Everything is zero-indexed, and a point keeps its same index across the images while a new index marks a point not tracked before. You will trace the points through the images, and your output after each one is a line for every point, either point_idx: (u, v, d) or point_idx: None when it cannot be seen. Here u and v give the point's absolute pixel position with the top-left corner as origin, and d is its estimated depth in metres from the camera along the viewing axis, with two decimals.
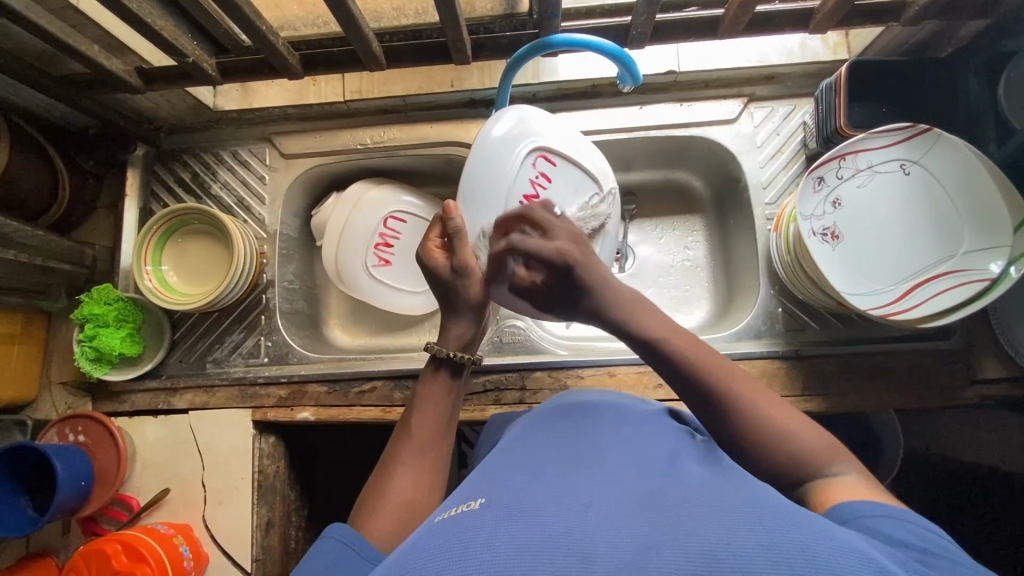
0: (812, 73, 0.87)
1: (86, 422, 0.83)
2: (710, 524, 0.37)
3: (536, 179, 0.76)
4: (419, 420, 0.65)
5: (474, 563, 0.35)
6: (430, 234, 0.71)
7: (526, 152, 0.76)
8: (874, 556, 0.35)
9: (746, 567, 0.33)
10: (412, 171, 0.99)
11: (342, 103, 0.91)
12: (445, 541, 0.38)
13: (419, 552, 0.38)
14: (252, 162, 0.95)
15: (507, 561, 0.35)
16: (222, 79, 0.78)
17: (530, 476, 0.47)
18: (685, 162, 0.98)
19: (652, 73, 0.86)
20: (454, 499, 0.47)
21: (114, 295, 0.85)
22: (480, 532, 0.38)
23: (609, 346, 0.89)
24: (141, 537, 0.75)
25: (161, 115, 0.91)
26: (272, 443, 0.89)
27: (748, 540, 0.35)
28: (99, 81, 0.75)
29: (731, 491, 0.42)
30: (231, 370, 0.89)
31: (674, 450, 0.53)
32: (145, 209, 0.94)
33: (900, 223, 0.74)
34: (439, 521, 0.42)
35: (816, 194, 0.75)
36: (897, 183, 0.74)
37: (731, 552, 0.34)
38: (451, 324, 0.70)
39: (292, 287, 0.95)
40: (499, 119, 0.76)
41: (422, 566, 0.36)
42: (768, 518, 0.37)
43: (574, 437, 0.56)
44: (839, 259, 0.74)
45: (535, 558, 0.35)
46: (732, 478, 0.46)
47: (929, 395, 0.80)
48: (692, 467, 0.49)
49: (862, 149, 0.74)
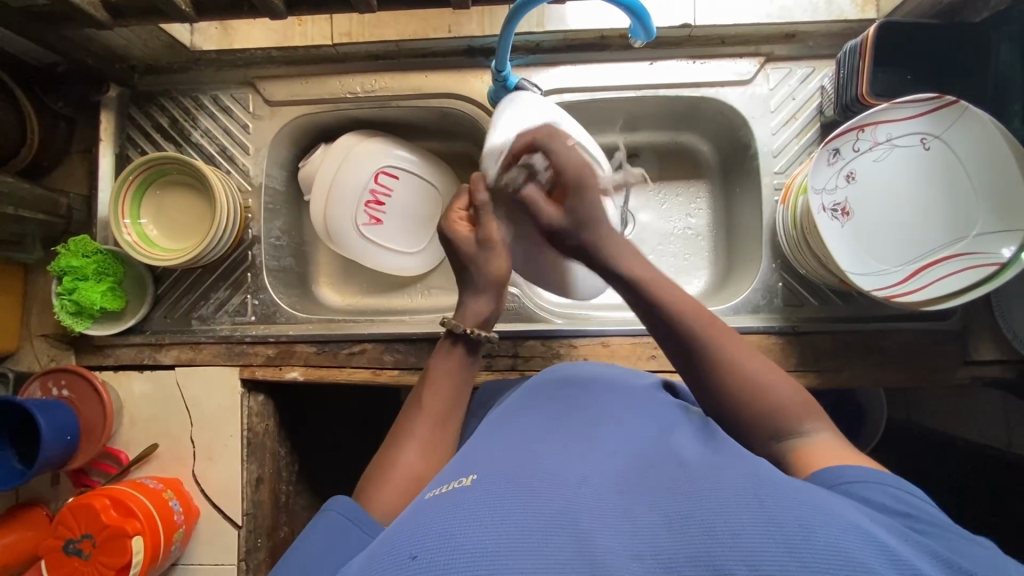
0: (836, 32, 0.82)
1: (69, 376, 0.81)
2: (709, 503, 0.36)
3: (539, 161, 0.75)
4: (431, 395, 0.64)
5: (466, 545, 0.34)
6: (455, 205, 0.74)
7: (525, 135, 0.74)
8: (878, 536, 0.34)
9: (745, 546, 0.32)
10: (405, 124, 0.94)
11: (329, 47, 0.85)
12: (436, 519, 0.37)
13: (406, 533, 0.37)
14: (235, 109, 0.89)
15: (500, 542, 0.34)
16: (198, 17, 0.70)
17: (522, 453, 0.46)
18: (693, 124, 0.93)
19: (665, 26, 0.80)
20: (445, 477, 0.46)
21: (92, 247, 0.81)
22: (469, 512, 0.37)
23: (605, 316, 0.87)
24: (130, 493, 0.75)
25: (134, 53, 0.84)
26: (261, 401, 0.88)
27: (752, 518, 0.34)
28: (62, 13, 0.68)
29: (729, 468, 0.41)
30: (217, 328, 0.87)
31: (669, 425, 0.52)
32: (122, 155, 0.89)
33: (911, 201, 0.71)
34: (432, 498, 0.41)
35: (827, 168, 0.72)
36: (915, 159, 0.71)
37: (731, 532, 0.33)
38: (467, 298, 0.70)
39: (279, 243, 0.92)
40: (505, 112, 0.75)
41: (409, 549, 0.35)
42: (772, 495, 0.36)
43: (563, 413, 0.55)
44: (846, 236, 0.71)
45: (526, 539, 0.34)
46: (728, 454, 0.45)
47: (922, 374, 0.80)
48: (688, 441, 0.48)
49: (882, 119, 0.70)
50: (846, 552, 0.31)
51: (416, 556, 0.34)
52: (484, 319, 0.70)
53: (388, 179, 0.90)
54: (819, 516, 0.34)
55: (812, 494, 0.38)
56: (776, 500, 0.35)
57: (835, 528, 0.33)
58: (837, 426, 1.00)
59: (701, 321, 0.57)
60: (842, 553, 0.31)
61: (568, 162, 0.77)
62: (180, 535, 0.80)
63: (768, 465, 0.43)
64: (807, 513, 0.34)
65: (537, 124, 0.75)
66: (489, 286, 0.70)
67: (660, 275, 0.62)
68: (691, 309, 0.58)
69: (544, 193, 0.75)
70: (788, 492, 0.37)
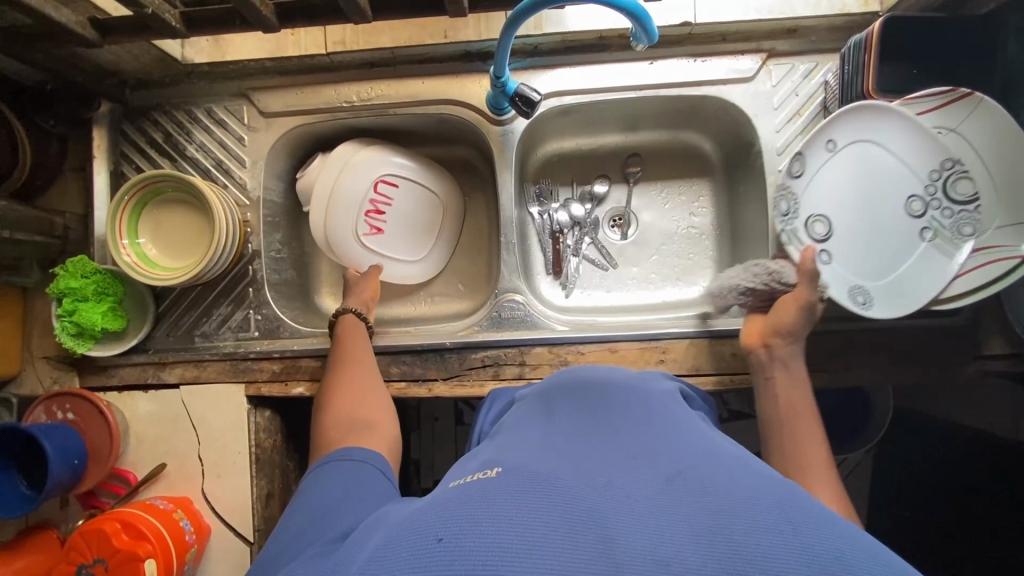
0: (840, 26, 0.80)
1: (73, 399, 0.81)
2: (738, 518, 0.35)
3: (870, 195, 0.75)
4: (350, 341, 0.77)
5: (491, 531, 0.35)
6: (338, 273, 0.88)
7: (849, 180, 0.75)
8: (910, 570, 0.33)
9: (772, 567, 0.32)
10: (402, 131, 0.92)
11: (324, 56, 0.83)
12: (464, 507, 0.37)
13: (434, 515, 0.38)
14: (229, 122, 0.87)
15: (525, 536, 0.34)
16: (188, 32, 0.68)
17: (547, 452, 0.46)
18: (695, 123, 0.92)
19: (666, 24, 0.79)
20: (472, 466, 0.46)
21: (91, 267, 0.80)
22: (498, 502, 0.37)
23: (609, 321, 0.87)
24: (140, 515, 0.74)
25: (125, 68, 0.83)
26: (267, 416, 0.87)
27: (781, 545, 0.33)
28: (50, 33, 0.66)
29: (763, 482, 0.40)
30: (221, 345, 0.87)
31: (694, 429, 0.51)
32: (116, 172, 0.88)
33: (975, 237, 0.68)
34: (457, 486, 0.42)
35: (879, 171, 0.74)
36: (994, 205, 0.67)
37: (758, 553, 0.32)
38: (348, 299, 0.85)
39: (279, 256, 0.91)
40: (842, 156, 0.75)
41: (437, 531, 0.36)
42: (802, 517, 0.35)
43: (590, 411, 0.55)
44: (880, 239, 0.74)
45: (551, 535, 0.34)
46: (759, 467, 0.44)
47: (932, 371, 0.79)
48: (716, 449, 0.47)
49: (959, 143, 0.69)
50: None
51: (442, 538, 0.35)
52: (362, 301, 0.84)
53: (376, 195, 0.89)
54: (848, 546, 0.33)
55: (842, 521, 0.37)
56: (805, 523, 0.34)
57: (868, 561, 0.32)
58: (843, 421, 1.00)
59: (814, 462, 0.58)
60: None
61: (847, 190, 0.75)
62: (192, 554, 0.80)
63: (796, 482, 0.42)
64: (836, 543, 0.34)
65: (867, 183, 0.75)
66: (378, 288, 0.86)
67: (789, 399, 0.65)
68: (811, 454, 0.58)
69: (890, 185, 0.73)
70: (815, 513, 0.36)
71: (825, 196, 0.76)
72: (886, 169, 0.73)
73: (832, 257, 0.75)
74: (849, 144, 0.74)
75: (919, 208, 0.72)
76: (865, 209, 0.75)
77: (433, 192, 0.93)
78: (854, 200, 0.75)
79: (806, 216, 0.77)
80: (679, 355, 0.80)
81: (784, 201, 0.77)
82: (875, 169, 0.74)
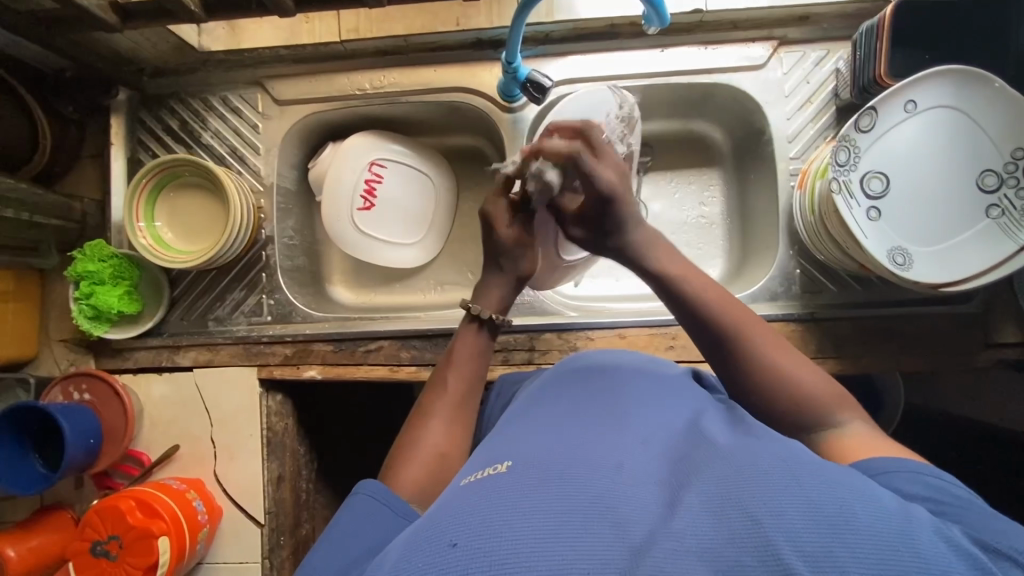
0: (851, 14, 0.80)
1: (90, 380, 0.82)
2: (754, 483, 0.34)
3: (916, 162, 0.70)
4: (455, 378, 0.63)
5: (507, 531, 0.33)
6: (501, 191, 0.70)
7: (902, 148, 0.70)
8: (920, 522, 0.32)
9: (784, 526, 0.31)
10: (413, 120, 0.93)
11: (338, 44, 0.84)
12: (474, 507, 0.35)
13: (445, 516, 0.36)
14: (244, 110, 0.89)
15: (542, 532, 0.33)
16: (207, 17, 0.69)
17: (556, 434, 0.44)
18: (705, 111, 0.92)
19: (676, 12, 0.79)
20: (477, 463, 0.44)
21: (108, 251, 0.82)
22: (511, 498, 0.35)
23: (619, 308, 0.87)
24: (154, 494, 0.75)
25: (142, 56, 0.84)
26: (279, 401, 0.88)
27: (795, 502, 0.32)
28: (73, 18, 0.68)
29: (765, 448, 0.39)
30: (234, 329, 0.88)
31: (698, 408, 0.51)
32: (133, 158, 0.89)
33: None
34: (466, 483, 0.40)
35: (957, 136, 0.69)
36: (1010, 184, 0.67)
37: (768, 511, 0.32)
38: (486, 282, 0.69)
39: (292, 243, 0.92)
40: (902, 124, 0.69)
41: (449, 535, 0.34)
42: (810, 474, 0.34)
43: (590, 391, 0.54)
44: (933, 209, 0.69)
45: (567, 526, 0.33)
46: (763, 435, 0.43)
47: (944, 359, 0.79)
48: (721, 425, 0.46)
49: (966, 122, 0.68)
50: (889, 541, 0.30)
51: (457, 544, 0.33)
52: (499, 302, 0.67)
53: (383, 170, 0.90)
54: (858, 498, 0.33)
55: (847, 472, 0.36)
56: (814, 479, 0.34)
57: (884, 513, 0.32)
58: None
59: (732, 314, 0.55)
60: (884, 537, 0.30)
61: (897, 157, 0.70)
62: (204, 535, 0.81)
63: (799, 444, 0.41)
64: (844, 494, 0.33)
65: (919, 156, 0.70)
66: (518, 279, 0.69)
67: (687, 265, 0.61)
68: (727, 306, 0.56)
69: (935, 153, 0.69)
70: (822, 468, 0.36)
71: (888, 154, 0.70)
72: (936, 138, 0.69)
73: (883, 214, 0.69)
74: (926, 106, 0.68)
75: (977, 182, 0.68)
76: (912, 178, 0.70)
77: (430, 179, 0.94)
78: (905, 173, 0.70)
79: (862, 173, 0.70)
80: (688, 341, 0.80)
81: (844, 151, 0.69)
82: (924, 133, 0.69)
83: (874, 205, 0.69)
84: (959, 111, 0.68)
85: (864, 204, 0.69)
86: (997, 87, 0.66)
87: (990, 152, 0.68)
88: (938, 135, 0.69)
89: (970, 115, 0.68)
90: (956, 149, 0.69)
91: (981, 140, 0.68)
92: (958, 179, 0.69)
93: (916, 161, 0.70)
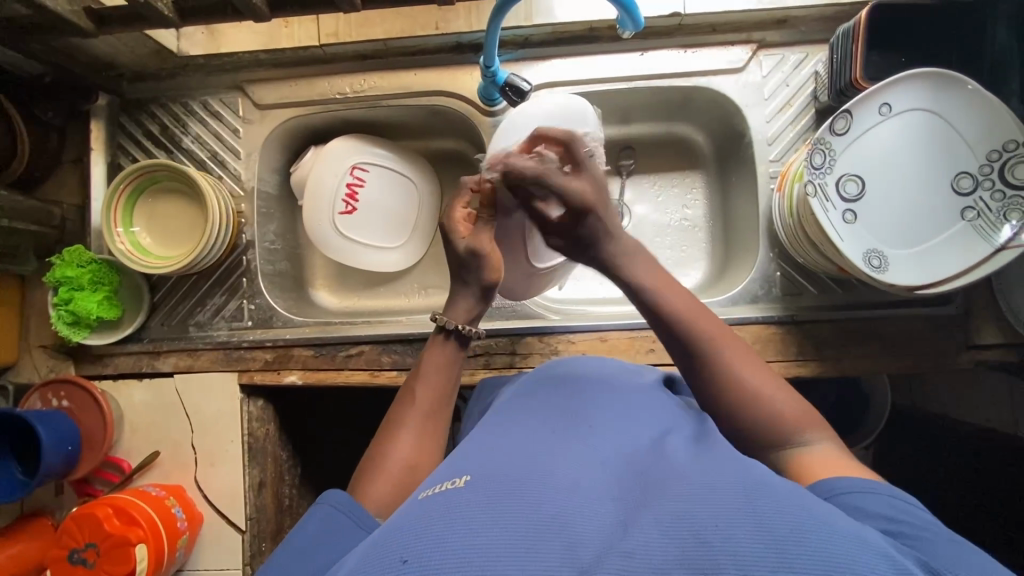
0: (829, 16, 0.80)
1: (69, 387, 0.81)
2: (702, 502, 0.35)
3: (893, 166, 0.70)
4: (423, 389, 0.62)
5: (457, 548, 0.33)
6: (456, 204, 0.70)
7: (879, 151, 0.70)
8: (874, 543, 0.32)
9: (734, 549, 0.31)
10: (395, 124, 0.93)
11: (317, 48, 0.84)
12: (427, 523, 0.35)
13: (398, 532, 0.35)
14: (224, 114, 0.88)
15: (492, 551, 0.32)
16: (182, 22, 0.69)
17: (516, 449, 0.44)
18: (687, 114, 0.92)
19: (655, 15, 0.79)
20: (439, 475, 0.43)
21: (87, 257, 0.81)
22: (465, 513, 0.35)
23: (601, 312, 0.87)
24: (132, 501, 0.75)
25: (121, 61, 0.84)
26: (260, 406, 0.88)
27: (747, 525, 0.32)
28: (46, 24, 0.67)
29: (726, 470, 0.39)
30: (214, 334, 0.87)
31: (666, 420, 0.51)
32: (113, 163, 0.89)
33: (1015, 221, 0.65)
34: (423, 498, 0.39)
35: (932, 139, 0.69)
36: (986, 188, 0.67)
37: (720, 534, 0.32)
38: (455, 295, 0.68)
39: (273, 247, 0.91)
40: (879, 126, 0.69)
41: (400, 552, 0.33)
42: (765, 497, 0.34)
43: (559, 404, 0.54)
44: (909, 214, 0.70)
45: (518, 546, 0.32)
46: (728, 454, 0.43)
47: (924, 361, 0.79)
48: (687, 441, 0.46)
49: (942, 125, 0.68)
50: (838, 561, 0.30)
51: (406, 561, 0.32)
52: (467, 313, 0.67)
53: (365, 174, 0.90)
54: (812, 520, 0.32)
55: (805, 495, 0.36)
56: (769, 502, 0.34)
57: (835, 535, 0.32)
58: (838, 415, 0.99)
59: (709, 327, 0.55)
60: (833, 557, 0.30)
61: (872, 160, 0.70)
62: (184, 542, 0.80)
63: (762, 466, 0.41)
64: (798, 516, 0.33)
65: (895, 160, 0.70)
66: (483, 289, 0.67)
67: (665, 277, 0.60)
68: (702, 319, 0.56)
69: (912, 155, 0.70)
70: (779, 491, 0.36)
71: (864, 158, 0.70)
72: (913, 140, 0.69)
73: (859, 218, 0.69)
74: (902, 108, 0.68)
75: (954, 186, 0.68)
76: (888, 182, 0.70)
77: (411, 182, 0.94)
78: (882, 176, 0.70)
79: (837, 177, 0.70)
80: None
81: (820, 153, 0.69)
82: (900, 137, 0.69)
83: (850, 208, 0.70)
84: (935, 114, 0.68)
85: (840, 208, 0.69)
86: (974, 90, 0.66)
87: (967, 155, 0.68)
88: (915, 138, 0.69)
89: (947, 118, 0.68)
90: (933, 152, 0.69)
91: (958, 143, 0.68)
92: (933, 183, 0.69)
93: (893, 164, 0.70)
